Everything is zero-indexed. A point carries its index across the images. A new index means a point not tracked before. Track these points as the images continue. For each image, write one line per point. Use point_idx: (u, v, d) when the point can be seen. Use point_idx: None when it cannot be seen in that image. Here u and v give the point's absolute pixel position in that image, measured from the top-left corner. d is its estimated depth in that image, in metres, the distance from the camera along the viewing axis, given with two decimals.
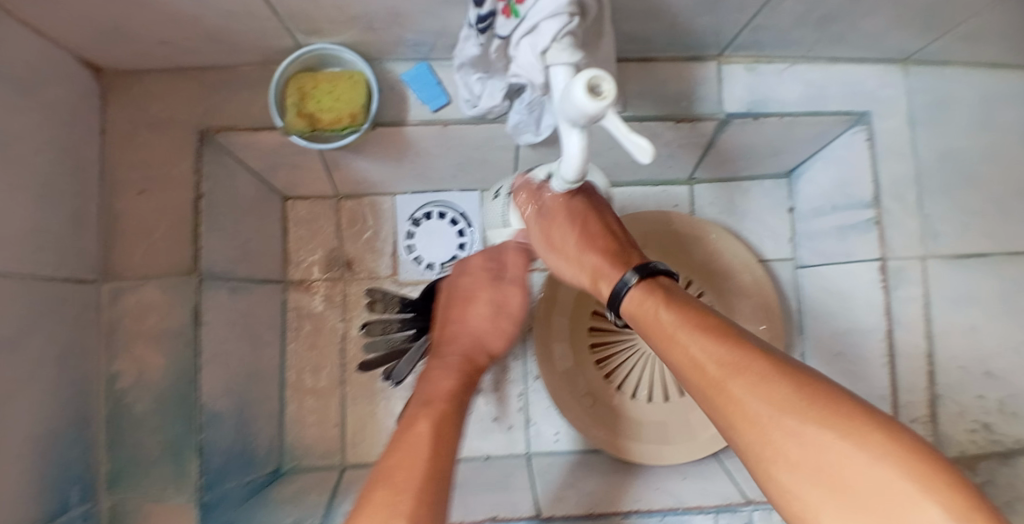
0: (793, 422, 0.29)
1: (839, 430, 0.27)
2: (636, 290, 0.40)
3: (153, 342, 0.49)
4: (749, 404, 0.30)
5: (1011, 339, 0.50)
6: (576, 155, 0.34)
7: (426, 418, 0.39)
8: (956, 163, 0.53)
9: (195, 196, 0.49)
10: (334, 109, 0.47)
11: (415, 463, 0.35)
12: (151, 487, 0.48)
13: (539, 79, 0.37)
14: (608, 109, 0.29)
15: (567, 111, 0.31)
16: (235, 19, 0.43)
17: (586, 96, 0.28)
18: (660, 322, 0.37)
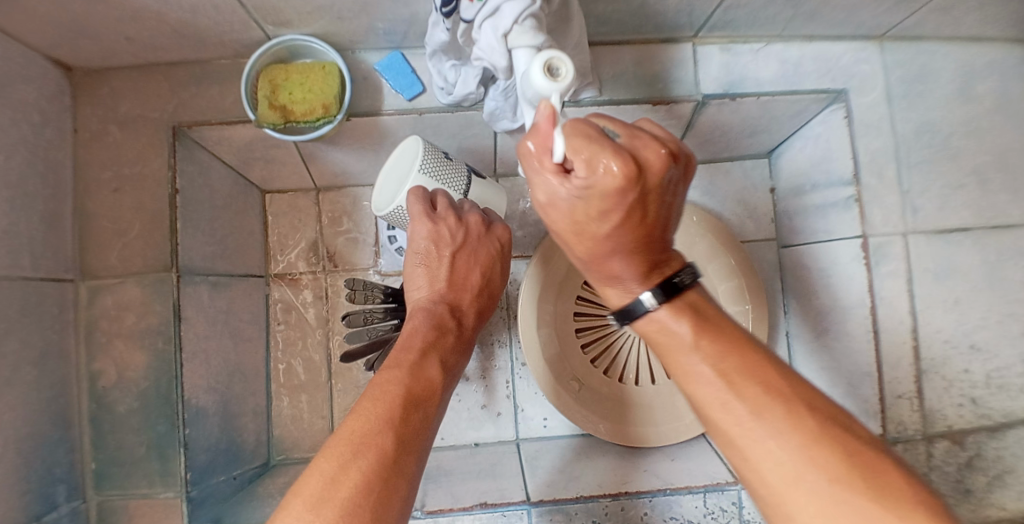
0: (796, 449, 0.26)
1: (848, 472, 0.24)
2: (663, 311, 0.33)
3: (133, 340, 0.49)
4: (777, 465, 0.26)
5: (995, 311, 0.50)
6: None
7: (425, 372, 0.37)
8: (935, 137, 0.52)
9: (171, 190, 0.49)
10: (306, 101, 0.46)
11: (412, 422, 0.32)
12: (135, 485, 0.48)
13: (501, 61, 0.37)
14: (559, 93, 0.31)
15: (527, 92, 0.33)
16: (201, 12, 0.42)
17: (541, 75, 0.31)
18: (669, 338, 0.32)
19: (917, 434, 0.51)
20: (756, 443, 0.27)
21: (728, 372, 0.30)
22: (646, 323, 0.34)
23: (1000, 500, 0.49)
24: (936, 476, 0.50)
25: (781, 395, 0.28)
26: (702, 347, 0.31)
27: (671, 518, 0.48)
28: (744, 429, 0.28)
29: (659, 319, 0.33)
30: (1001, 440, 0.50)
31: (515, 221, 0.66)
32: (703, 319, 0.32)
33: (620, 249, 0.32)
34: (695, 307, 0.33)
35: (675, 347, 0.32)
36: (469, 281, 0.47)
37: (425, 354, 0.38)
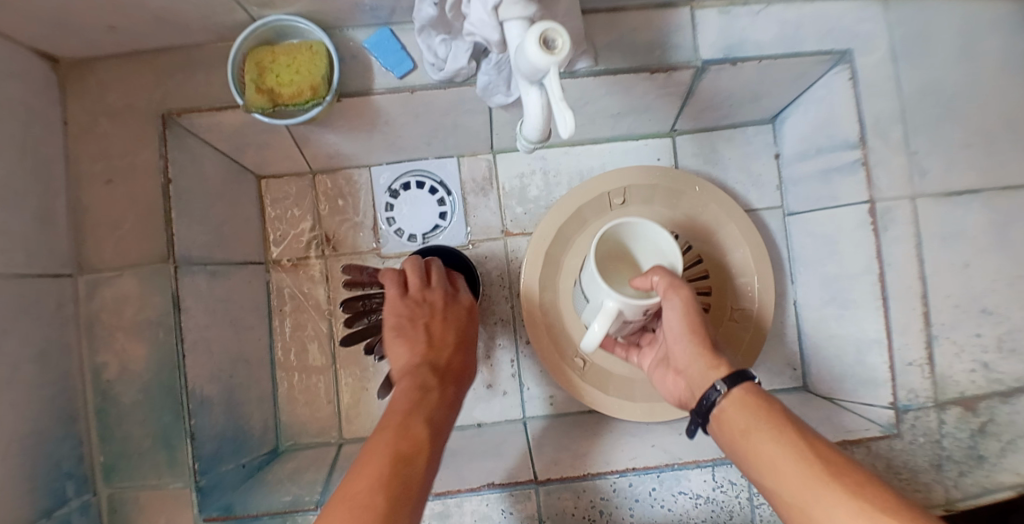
0: (841, 503, 0.30)
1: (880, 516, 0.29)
2: (735, 394, 0.39)
3: (134, 332, 0.48)
4: (843, 520, 0.30)
5: (1006, 274, 0.50)
6: (535, 116, 0.37)
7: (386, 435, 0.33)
8: (941, 97, 0.51)
9: (163, 179, 0.48)
10: (293, 83, 0.45)
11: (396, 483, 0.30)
12: (144, 476, 0.48)
13: (494, 36, 0.38)
14: (555, 66, 0.33)
15: (523, 67, 0.34)
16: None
17: (538, 50, 0.32)
18: (738, 419, 0.38)
19: (929, 401, 0.50)
20: (826, 509, 0.31)
21: (785, 447, 0.35)
22: (721, 408, 0.39)
23: (1013, 465, 0.49)
24: (948, 442, 0.50)
25: (839, 466, 0.33)
26: (769, 429, 0.36)
27: (679, 492, 0.48)
28: (811, 494, 0.32)
29: (730, 403, 0.38)
30: (1015, 405, 0.50)
31: (514, 197, 0.65)
32: (768, 402, 0.38)
33: (716, 363, 0.41)
34: (762, 394, 0.39)
35: (751, 428, 0.37)
36: (439, 347, 0.43)
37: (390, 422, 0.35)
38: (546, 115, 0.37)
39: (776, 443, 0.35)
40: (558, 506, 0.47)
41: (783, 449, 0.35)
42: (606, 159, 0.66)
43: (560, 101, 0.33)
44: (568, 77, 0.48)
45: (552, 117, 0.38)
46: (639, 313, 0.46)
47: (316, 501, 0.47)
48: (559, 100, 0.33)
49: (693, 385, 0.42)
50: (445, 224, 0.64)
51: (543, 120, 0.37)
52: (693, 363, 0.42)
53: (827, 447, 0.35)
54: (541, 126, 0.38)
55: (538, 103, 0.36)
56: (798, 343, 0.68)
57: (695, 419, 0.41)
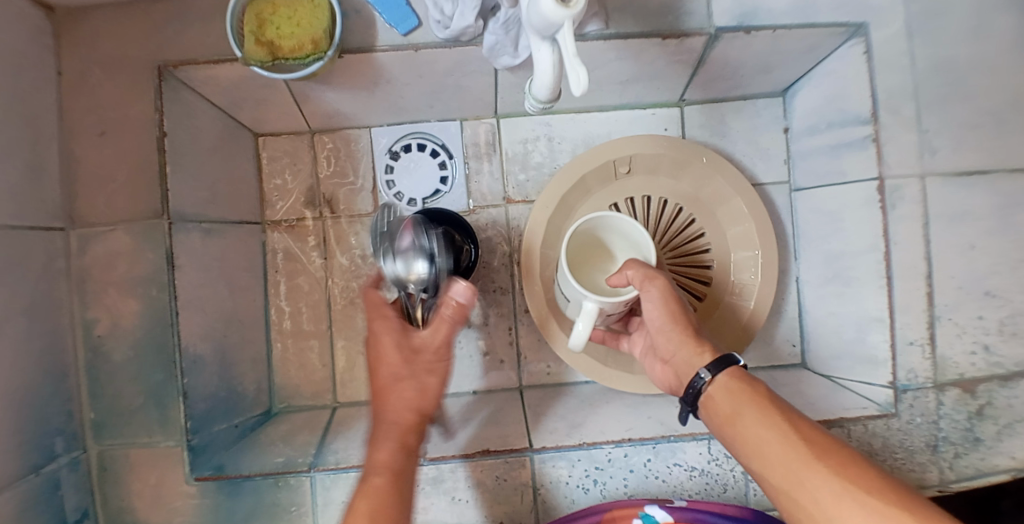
0: (821, 482, 0.31)
1: (858, 495, 0.29)
2: (721, 379, 0.39)
3: (126, 288, 0.47)
4: (830, 495, 0.30)
5: (1011, 257, 0.49)
6: (546, 74, 0.36)
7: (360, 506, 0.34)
8: (957, 73, 0.50)
9: (158, 132, 0.47)
10: (294, 36, 0.44)
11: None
12: (135, 434, 0.47)
13: None
14: (569, 20, 0.31)
15: (535, 20, 0.32)
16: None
17: (552, 2, 0.30)
18: (725, 402, 0.38)
19: (928, 381, 0.50)
20: (807, 488, 0.31)
21: (769, 428, 0.35)
22: (709, 393, 0.39)
23: (1009, 450, 0.50)
24: (945, 424, 0.50)
25: (825, 444, 0.33)
26: (756, 410, 0.36)
27: (674, 464, 0.48)
28: (794, 474, 0.32)
29: (715, 388, 0.38)
30: (1013, 389, 0.50)
31: (517, 164, 0.64)
32: (752, 384, 0.38)
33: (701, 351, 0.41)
34: (745, 375, 0.39)
35: (738, 410, 0.37)
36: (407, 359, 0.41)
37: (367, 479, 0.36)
38: (558, 73, 0.35)
39: (760, 424, 0.35)
40: (553, 474, 0.47)
41: (770, 427, 0.34)
42: (612, 127, 0.65)
43: (574, 58, 0.32)
44: (577, 39, 0.46)
45: (564, 76, 0.36)
46: (619, 306, 0.46)
47: (308, 463, 0.47)
48: (573, 56, 0.32)
49: (680, 374, 0.42)
50: (446, 189, 0.63)
51: (554, 78, 0.36)
52: (677, 350, 0.42)
53: (808, 425, 0.35)
54: (552, 85, 0.36)
55: (550, 60, 0.34)
56: (797, 320, 0.68)
57: (687, 408, 0.42)
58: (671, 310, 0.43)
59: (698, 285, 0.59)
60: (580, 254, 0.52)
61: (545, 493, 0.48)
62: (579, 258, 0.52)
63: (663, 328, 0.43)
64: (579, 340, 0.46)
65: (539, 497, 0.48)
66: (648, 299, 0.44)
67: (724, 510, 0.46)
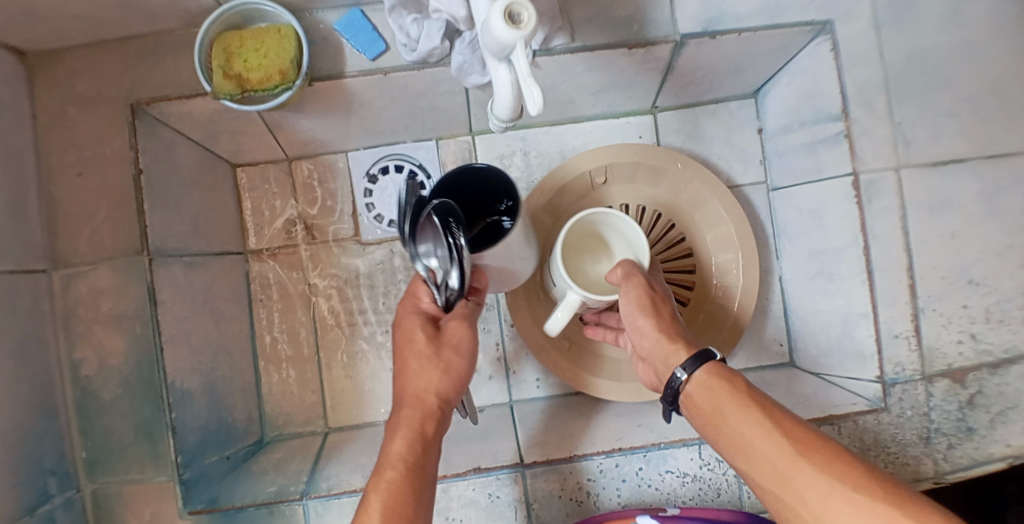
0: (811, 480, 0.30)
1: (847, 491, 0.28)
2: (699, 375, 0.39)
3: (112, 324, 0.48)
4: (814, 489, 0.30)
5: (992, 244, 0.49)
6: (505, 94, 0.35)
7: (373, 502, 0.32)
8: (926, 66, 0.50)
9: (134, 170, 0.47)
10: (262, 67, 0.44)
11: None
12: (128, 470, 0.48)
13: (460, 11, 0.40)
14: (521, 41, 0.31)
15: (489, 41, 0.32)
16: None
17: (503, 23, 0.30)
18: (707, 398, 0.37)
19: (916, 373, 0.50)
20: (793, 486, 0.31)
21: (753, 424, 0.34)
22: (689, 388, 0.39)
23: (1005, 437, 0.49)
24: (936, 415, 0.50)
25: (806, 434, 0.33)
26: (734, 404, 0.36)
27: (666, 471, 0.48)
28: (780, 470, 0.32)
29: (695, 383, 0.38)
30: (1003, 376, 0.50)
31: None
32: (731, 379, 0.38)
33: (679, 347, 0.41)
34: (724, 369, 0.39)
35: (717, 407, 0.37)
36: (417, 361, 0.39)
37: (379, 474, 0.34)
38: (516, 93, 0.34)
39: (743, 420, 0.35)
40: (545, 489, 0.48)
41: (752, 421, 0.34)
42: (588, 137, 0.65)
43: (528, 78, 0.32)
44: (544, 55, 0.47)
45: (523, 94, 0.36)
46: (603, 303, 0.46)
47: (301, 491, 0.47)
48: (527, 76, 0.31)
49: (658, 372, 0.42)
50: None
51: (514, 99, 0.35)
52: (654, 346, 0.42)
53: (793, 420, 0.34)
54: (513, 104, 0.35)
55: (507, 80, 0.34)
56: (785, 317, 0.68)
57: (669, 407, 0.42)
58: (647, 306, 0.43)
59: (681, 290, 0.59)
60: (583, 244, 0.52)
61: (539, 508, 0.48)
62: (581, 249, 0.51)
63: (639, 326, 0.43)
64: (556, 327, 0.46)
65: (533, 513, 0.48)
66: (627, 295, 0.44)
67: (717, 516, 0.47)
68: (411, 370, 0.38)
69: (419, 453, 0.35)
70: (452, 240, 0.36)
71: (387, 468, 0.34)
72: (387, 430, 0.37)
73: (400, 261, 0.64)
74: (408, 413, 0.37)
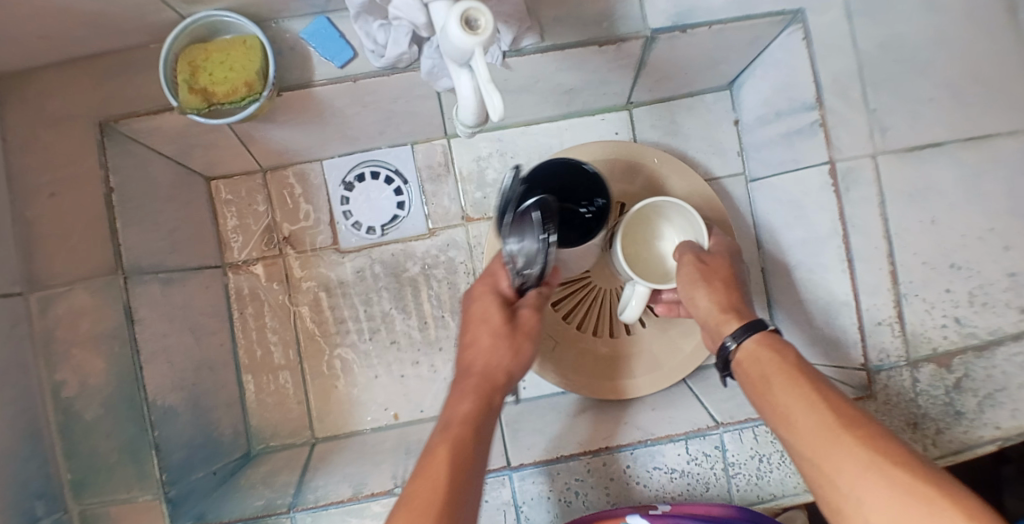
0: (852, 453, 0.29)
1: (889, 468, 0.27)
2: (748, 344, 0.40)
3: (92, 345, 0.47)
4: (847, 458, 0.29)
5: (974, 228, 0.49)
6: (468, 101, 0.35)
7: (441, 451, 0.33)
8: (899, 52, 0.50)
9: (106, 189, 0.47)
10: (228, 80, 0.44)
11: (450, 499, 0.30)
12: (114, 491, 0.47)
13: (419, 18, 0.38)
14: (479, 47, 0.30)
15: (448, 47, 0.32)
16: (105, 1, 0.40)
17: (459, 29, 0.30)
18: (761, 366, 0.38)
19: (901, 359, 0.50)
20: (831, 456, 0.30)
21: (804, 394, 0.34)
22: (740, 356, 0.40)
23: (994, 419, 0.48)
24: (924, 401, 0.49)
25: (850, 412, 0.32)
26: (782, 375, 0.36)
27: (654, 468, 0.48)
28: (821, 438, 0.31)
29: (749, 350, 0.40)
30: (989, 359, 0.49)
31: (473, 183, 0.64)
32: (787, 354, 0.38)
33: (728, 314, 0.43)
34: (777, 339, 0.40)
35: (766, 376, 0.37)
36: (489, 332, 0.41)
37: (448, 429, 0.35)
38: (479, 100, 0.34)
39: (792, 390, 0.34)
40: (533, 491, 0.47)
41: (794, 390, 0.34)
42: (565, 136, 0.65)
43: (488, 84, 0.31)
44: (514, 56, 0.46)
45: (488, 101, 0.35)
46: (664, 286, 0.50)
47: (288, 503, 0.47)
48: (487, 82, 0.31)
49: (713, 338, 0.45)
50: (404, 214, 0.64)
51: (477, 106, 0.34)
52: (708, 315, 0.45)
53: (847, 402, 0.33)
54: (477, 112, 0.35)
55: (469, 87, 0.34)
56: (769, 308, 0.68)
57: (725, 374, 0.44)
58: (700, 279, 0.46)
59: None
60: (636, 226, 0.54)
61: (528, 511, 0.47)
62: (632, 238, 0.53)
63: (690, 296, 0.47)
64: (631, 315, 0.50)
65: (522, 516, 0.47)
66: (683, 270, 0.48)
67: (708, 512, 0.46)
68: (484, 344, 0.41)
69: (485, 418, 0.36)
70: (545, 237, 0.37)
71: (456, 424, 0.35)
72: (451, 396, 0.39)
73: (380, 268, 0.64)
74: (472, 379, 0.39)
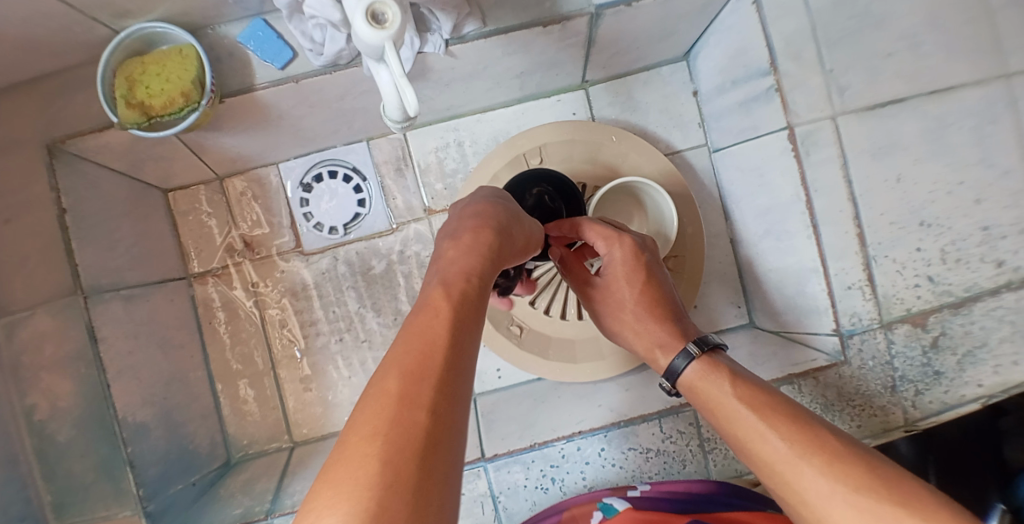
0: (820, 481, 0.28)
1: (860, 495, 0.27)
2: (693, 372, 0.38)
3: (57, 369, 0.45)
4: (816, 488, 0.29)
5: (941, 183, 0.47)
6: (389, 96, 0.35)
7: (436, 305, 0.25)
8: (853, 8, 0.48)
9: (59, 211, 0.46)
10: (164, 92, 0.43)
11: (437, 377, 0.20)
12: (90, 510, 0.45)
13: (334, 15, 0.39)
14: (389, 41, 0.31)
15: (362, 45, 0.32)
16: (33, 24, 0.40)
17: (366, 24, 0.30)
18: (710, 392, 0.36)
19: (874, 323, 0.49)
20: (804, 487, 0.29)
21: (761, 413, 0.33)
22: (685, 385, 0.39)
23: (976, 377, 0.47)
24: (900, 363, 0.48)
25: (801, 430, 0.31)
26: (736, 403, 0.34)
27: (629, 449, 0.48)
28: (784, 466, 0.30)
29: (693, 376, 0.38)
30: (967, 316, 0.47)
31: (433, 174, 0.65)
32: (725, 373, 0.37)
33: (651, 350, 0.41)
34: (718, 361, 0.38)
35: (719, 400, 0.36)
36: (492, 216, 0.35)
37: (443, 284, 0.27)
38: (399, 95, 0.34)
39: (746, 415, 0.33)
40: (509, 480, 0.47)
41: (749, 417, 0.33)
42: (521, 121, 0.65)
43: (402, 79, 0.32)
44: (457, 43, 0.45)
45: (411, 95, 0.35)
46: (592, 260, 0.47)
47: (266, 510, 0.47)
48: (400, 75, 0.31)
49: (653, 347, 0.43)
50: (365, 211, 0.64)
51: (399, 102, 0.34)
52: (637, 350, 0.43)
53: (799, 416, 0.33)
54: (399, 107, 0.35)
55: (388, 82, 0.34)
56: (738, 279, 0.68)
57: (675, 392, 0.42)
58: (609, 314, 0.42)
59: None
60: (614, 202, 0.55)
61: (505, 499, 0.47)
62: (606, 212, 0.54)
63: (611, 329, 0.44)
64: None
65: (500, 506, 0.47)
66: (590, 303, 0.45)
67: (688, 489, 0.45)
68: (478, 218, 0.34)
69: (486, 278, 0.29)
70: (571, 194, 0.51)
71: (453, 285, 0.26)
72: (444, 250, 0.31)
73: (347, 268, 0.65)
74: (467, 244, 0.31)
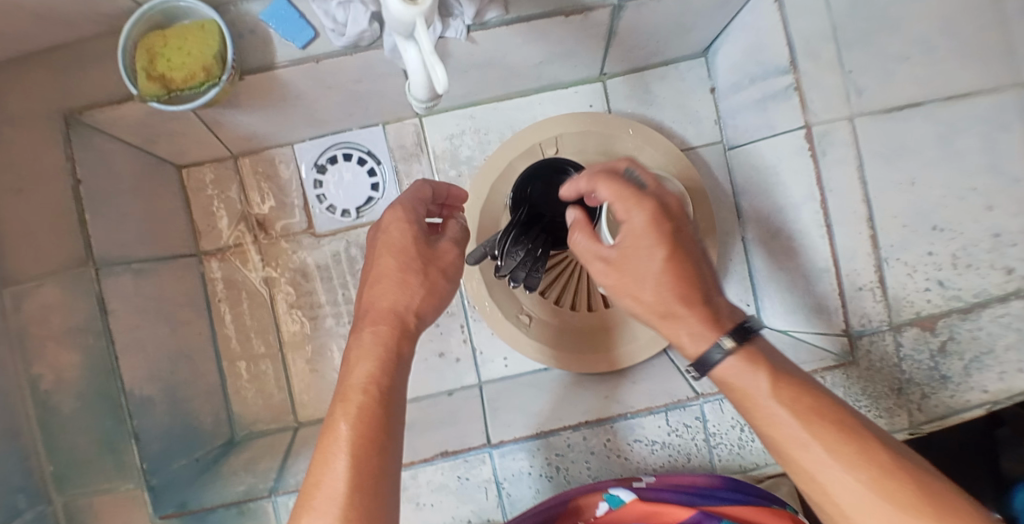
0: (861, 491, 0.30)
1: (907, 509, 0.28)
2: (732, 362, 0.35)
3: (65, 338, 0.46)
4: (855, 500, 0.30)
5: (954, 188, 0.47)
6: (417, 75, 0.35)
7: (341, 429, 0.29)
8: (873, 10, 0.48)
9: (72, 181, 0.46)
10: (185, 66, 0.43)
11: (359, 472, 0.28)
12: (94, 481, 0.46)
13: None
14: (420, 17, 0.31)
15: (392, 21, 0.33)
16: None
17: (399, 1, 0.30)
18: (748, 386, 0.34)
19: (884, 324, 0.49)
20: (845, 498, 0.30)
21: (805, 417, 0.32)
22: (716, 376, 0.36)
23: (981, 383, 0.47)
24: (908, 366, 0.48)
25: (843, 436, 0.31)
26: (781, 404, 0.33)
27: (635, 441, 0.48)
28: (828, 476, 0.31)
29: (731, 368, 0.34)
30: (975, 321, 0.47)
31: (446, 161, 0.65)
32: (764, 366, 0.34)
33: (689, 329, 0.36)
34: (757, 352, 0.35)
35: (759, 397, 0.34)
36: (394, 268, 0.35)
37: (345, 399, 0.30)
38: (427, 75, 0.34)
39: (790, 420, 0.32)
40: (513, 467, 0.47)
41: (793, 427, 0.32)
42: (537, 110, 0.65)
43: (431, 56, 0.32)
44: (478, 29, 0.45)
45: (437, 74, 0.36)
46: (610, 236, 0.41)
47: (270, 488, 0.47)
48: (429, 53, 0.31)
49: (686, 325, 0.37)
50: (378, 195, 0.64)
51: (426, 81, 0.35)
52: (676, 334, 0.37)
53: (836, 416, 0.32)
54: (427, 85, 0.35)
55: (417, 61, 0.34)
56: (747, 277, 0.68)
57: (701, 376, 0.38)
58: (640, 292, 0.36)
59: None
60: None
61: (509, 486, 0.47)
62: None
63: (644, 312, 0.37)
64: None
65: (504, 492, 0.47)
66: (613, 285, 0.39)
67: (693, 483, 0.45)
68: (391, 281, 0.35)
69: (391, 378, 0.32)
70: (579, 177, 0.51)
71: (356, 391, 0.31)
72: (351, 343, 0.34)
73: (358, 251, 0.65)
74: (371, 331, 0.33)
